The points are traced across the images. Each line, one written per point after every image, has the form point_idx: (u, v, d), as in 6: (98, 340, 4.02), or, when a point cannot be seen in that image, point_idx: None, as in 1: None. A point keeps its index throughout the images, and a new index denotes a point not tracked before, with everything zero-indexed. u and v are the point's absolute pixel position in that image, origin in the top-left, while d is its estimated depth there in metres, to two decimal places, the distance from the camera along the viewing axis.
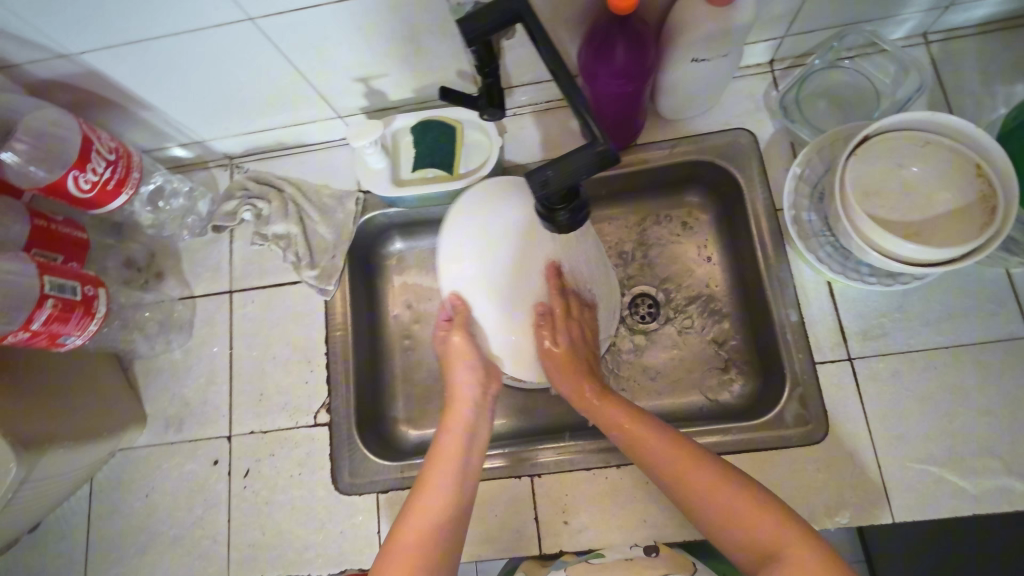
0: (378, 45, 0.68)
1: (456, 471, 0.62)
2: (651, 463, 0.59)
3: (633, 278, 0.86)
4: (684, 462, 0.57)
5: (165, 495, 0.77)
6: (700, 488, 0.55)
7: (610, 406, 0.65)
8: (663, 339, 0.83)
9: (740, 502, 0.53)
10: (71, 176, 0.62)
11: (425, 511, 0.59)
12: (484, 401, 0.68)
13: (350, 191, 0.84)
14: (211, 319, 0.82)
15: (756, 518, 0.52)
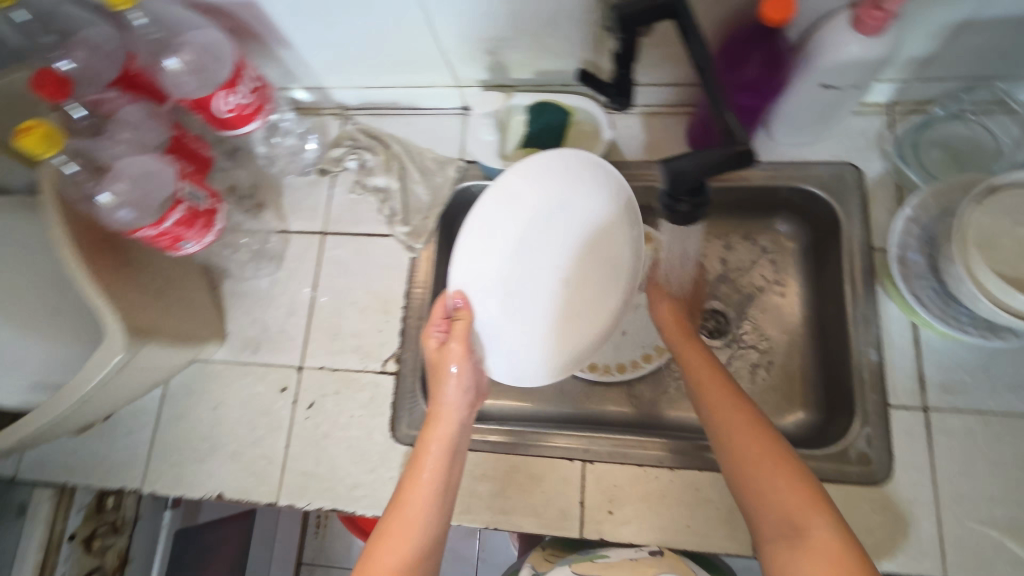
0: (518, 21, 0.70)
1: (433, 491, 0.58)
2: (711, 406, 0.64)
3: (709, 292, 0.87)
4: (743, 427, 0.60)
5: (231, 410, 0.80)
6: (748, 451, 0.58)
7: (694, 349, 0.70)
8: (729, 357, 0.84)
9: (781, 480, 0.55)
10: (220, 95, 0.67)
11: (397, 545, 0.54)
12: (469, 412, 0.65)
13: (452, 158, 0.87)
14: (301, 255, 0.86)
15: (793, 498, 0.54)
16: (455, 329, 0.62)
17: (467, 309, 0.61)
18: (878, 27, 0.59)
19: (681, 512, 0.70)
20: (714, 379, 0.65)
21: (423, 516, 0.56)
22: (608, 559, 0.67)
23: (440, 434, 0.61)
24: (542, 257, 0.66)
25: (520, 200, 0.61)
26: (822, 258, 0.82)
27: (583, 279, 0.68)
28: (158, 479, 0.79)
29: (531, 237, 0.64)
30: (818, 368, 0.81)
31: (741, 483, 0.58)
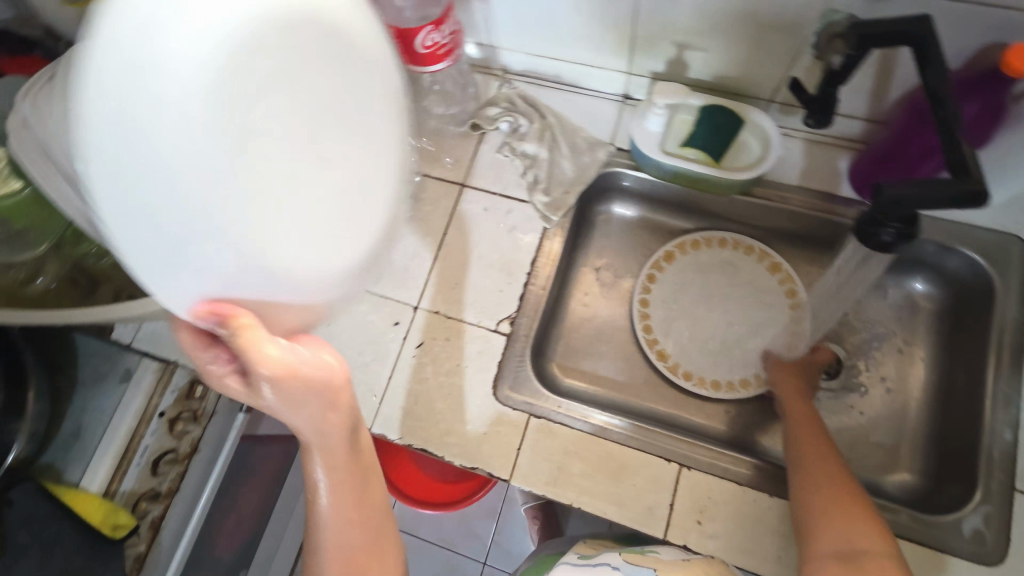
0: (722, 20, 0.70)
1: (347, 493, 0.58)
2: (805, 441, 0.66)
3: (827, 334, 0.86)
4: (823, 464, 0.63)
5: (342, 332, 0.83)
6: (821, 483, 0.61)
7: (798, 398, 0.74)
8: (837, 402, 0.82)
9: (844, 510, 0.57)
10: (425, 30, 0.68)
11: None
12: (325, 409, 0.52)
13: (603, 142, 0.87)
14: (437, 201, 0.88)
15: (851, 526, 0.56)
16: (240, 346, 0.43)
17: (230, 313, 0.41)
18: None
19: (772, 542, 0.68)
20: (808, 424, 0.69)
21: (352, 522, 0.58)
22: (659, 556, 0.67)
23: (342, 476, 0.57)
24: (277, 140, 0.42)
25: (149, 80, 0.34)
26: (962, 328, 0.79)
27: (368, 171, 0.51)
28: None
29: (220, 128, 0.38)
30: (934, 437, 0.78)
31: (803, 506, 0.60)
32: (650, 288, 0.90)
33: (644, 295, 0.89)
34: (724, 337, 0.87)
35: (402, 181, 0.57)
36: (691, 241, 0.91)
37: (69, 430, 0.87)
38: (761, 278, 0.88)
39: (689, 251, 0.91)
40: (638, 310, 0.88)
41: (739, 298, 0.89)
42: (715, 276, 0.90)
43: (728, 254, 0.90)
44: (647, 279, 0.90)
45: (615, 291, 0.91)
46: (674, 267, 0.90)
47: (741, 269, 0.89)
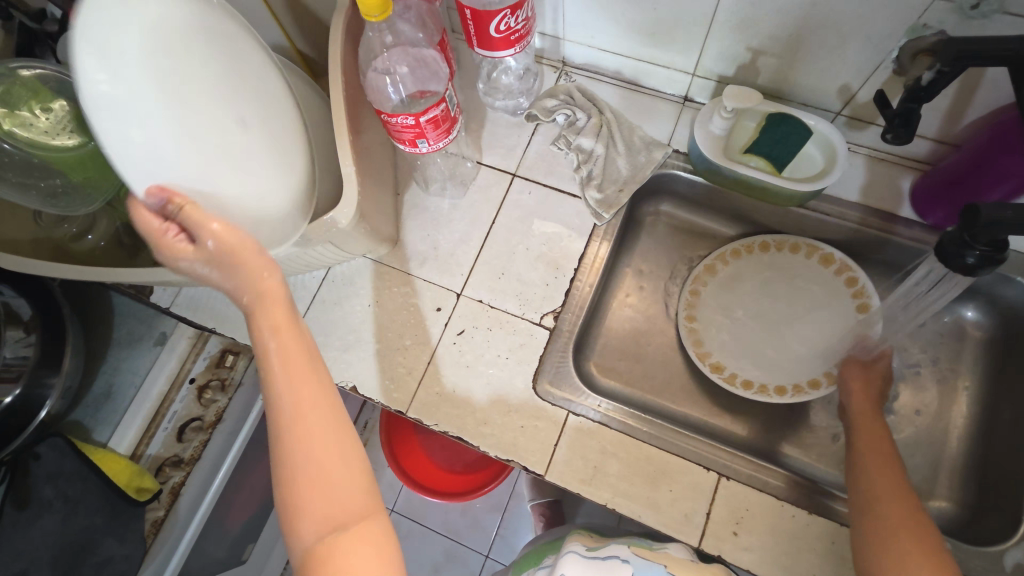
0: (802, 28, 0.69)
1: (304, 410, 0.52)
2: (873, 471, 0.64)
3: None
4: (889, 488, 0.61)
5: (384, 312, 0.82)
6: (886, 507, 0.59)
7: (870, 423, 0.70)
8: None
9: (907, 535, 0.56)
10: (503, 14, 0.67)
11: (313, 535, 0.50)
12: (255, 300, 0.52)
13: (660, 142, 0.86)
14: (487, 189, 0.87)
15: (911, 553, 0.55)
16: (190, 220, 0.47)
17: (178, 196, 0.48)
18: None
19: (810, 559, 0.67)
20: (876, 445, 0.67)
21: (316, 454, 0.52)
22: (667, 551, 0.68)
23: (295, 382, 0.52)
24: (223, 95, 0.51)
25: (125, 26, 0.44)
26: (1011, 360, 0.78)
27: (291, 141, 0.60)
28: None
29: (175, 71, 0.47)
30: (975, 468, 0.76)
31: (865, 528, 0.59)
32: (694, 301, 0.88)
33: (689, 308, 0.87)
34: (770, 348, 0.86)
35: (242, 100, 0.53)
36: (732, 250, 0.89)
37: (100, 390, 0.89)
38: (817, 275, 0.86)
39: (731, 261, 0.89)
40: (683, 323, 0.86)
41: (785, 305, 0.88)
42: (758, 286, 0.88)
43: (774, 256, 0.88)
44: (690, 293, 0.88)
45: (656, 294, 0.90)
46: (715, 280, 0.89)
47: (791, 275, 0.88)
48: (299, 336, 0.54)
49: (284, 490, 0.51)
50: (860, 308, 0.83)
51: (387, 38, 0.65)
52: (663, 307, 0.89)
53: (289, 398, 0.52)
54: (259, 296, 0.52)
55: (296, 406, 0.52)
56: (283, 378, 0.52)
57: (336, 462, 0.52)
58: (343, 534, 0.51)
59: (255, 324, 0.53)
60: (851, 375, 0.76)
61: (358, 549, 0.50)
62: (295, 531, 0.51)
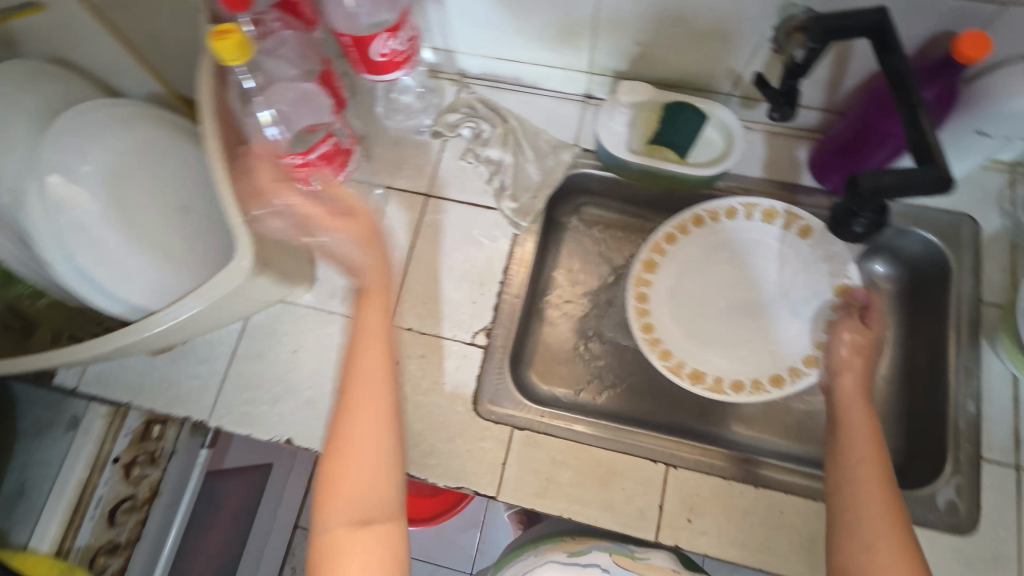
0: (681, 18, 0.70)
1: (375, 398, 0.58)
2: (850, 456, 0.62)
3: None
4: (879, 503, 0.57)
5: (312, 356, 0.79)
6: (876, 526, 0.56)
7: (860, 398, 0.68)
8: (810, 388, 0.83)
9: (890, 558, 0.54)
10: (381, 37, 0.64)
11: (337, 508, 0.55)
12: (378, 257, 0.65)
13: (568, 143, 0.86)
14: (401, 214, 0.85)
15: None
16: None
17: None
18: None
19: (761, 531, 0.69)
20: (868, 447, 0.62)
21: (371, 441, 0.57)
22: (649, 561, 0.68)
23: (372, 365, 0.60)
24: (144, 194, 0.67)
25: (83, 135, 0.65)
26: (919, 306, 0.81)
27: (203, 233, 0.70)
28: (227, 414, 0.77)
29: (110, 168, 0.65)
30: (903, 416, 0.79)
31: (847, 543, 0.57)
32: (644, 306, 0.82)
33: (643, 317, 0.81)
34: (738, 341, 0.82)
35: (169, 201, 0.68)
36: (665, 236, 0.83)
37: (12, 488, 0.81)
38: (764, 231, 0.83)
39: (667, 248, 0.84)
40: (642, 336, 0.79)
41: (738, 280, 0.84)
42: (703, 267, 0.84)
43: (708, 230, 0.84)
44: (636, 298, 0.82)
45: (588, 292, 0.89)
46: (657, 275, 0.83)
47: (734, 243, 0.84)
48: (386, 338, 0.62)
49: (329, 476, 0.57)
50: (803, 232, 0.81)
51: (254, 79, 0.62)
52: (596, 304, 0.89)
53: (363, 383, 0.59)
54: (370, 282, 0.64)
55: (365, 391, 0.59)
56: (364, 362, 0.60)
57: (382, 462, 0.57)
58: (369, 527, 0.55)
59: (361, 305, 0.64)
60: (843, 328, 0.75)
61: (371, 542, 0.54)
62: (320, 502, 0.56)
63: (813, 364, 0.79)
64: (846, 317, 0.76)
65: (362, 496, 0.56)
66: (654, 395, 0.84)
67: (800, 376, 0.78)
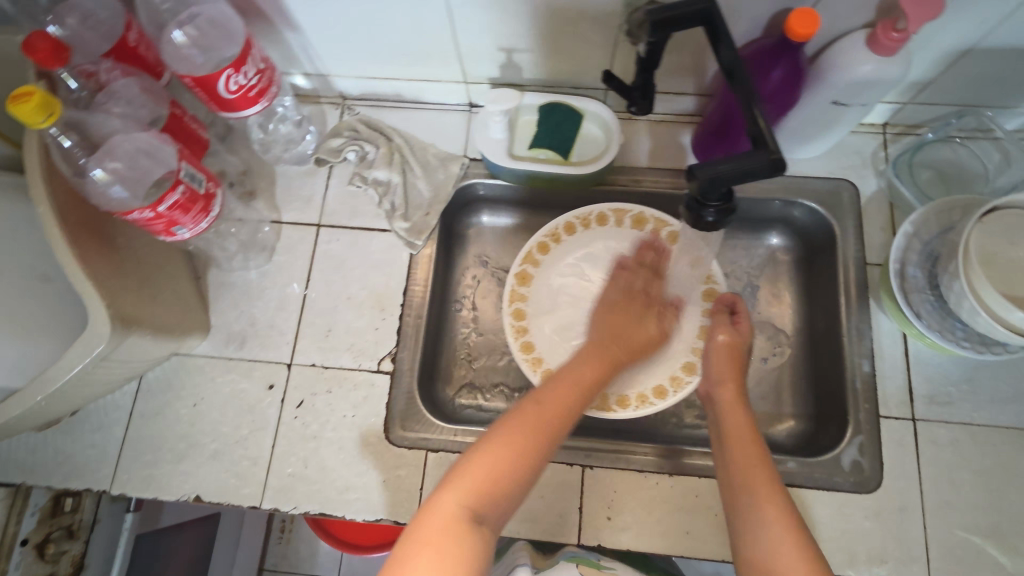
0: (538, 22, 0.69)
1: (550, 422, 0.60)
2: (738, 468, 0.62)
3: None
4: (771, 506, 0.58)
5: (213, 408, 0.76)
6: (770, 532, 0.56)
7: (740, 411, 0.68)
8: None
9: (790, 560, 0.54)
10: (225, 75, 0.62)
11: (461, 496, 0.54)
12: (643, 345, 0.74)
13: (455, 155, 0.85)
14: (293, 247, 0.82)
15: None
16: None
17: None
18: (894, 49, 0.59)
19: (680, 518, 0.70)
20: (752, 452, 0.63)
21: (519, 453, 0.57)
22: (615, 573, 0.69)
23: (554, 398, 0.62)
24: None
25: None
26: (815, 273, 0.83)
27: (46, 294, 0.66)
28: (131, 479, 0.74)
29: None
30: (811, 384, 0.80)
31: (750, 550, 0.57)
32: (521, 323, 0.82)
33: (519, 336, 0.80)
34: None
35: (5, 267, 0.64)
36: (537, 246, 0.85)
37: None
38: (634, 239, 0.84)
39: (540, 258, 0.84)
40: (521, 358, 0.79)
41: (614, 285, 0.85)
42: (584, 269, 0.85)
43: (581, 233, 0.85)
44: (513, 315, 0.82)
45: (498, 300, 0.89)
46: (533, 287, 0.84)
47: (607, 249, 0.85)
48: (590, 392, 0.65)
49: (463, 461, 0.56)
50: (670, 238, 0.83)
51: (72, 137, 0.58)
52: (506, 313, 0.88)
53: (547, 398, 0.62)
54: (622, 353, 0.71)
55: (549, 411, 0.61)
56: (556, 392, 0.63)
57: (508, 480, 0.56)
58: (465, 532, 0.52)
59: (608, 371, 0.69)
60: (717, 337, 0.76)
61: (454, 549, 0.50)
62: (454, 473, 0.56)
63: (693, 371, 0.78)
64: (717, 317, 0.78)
65: (490, 497, 0.55)
66: None
67: (682, 384, 0.78)
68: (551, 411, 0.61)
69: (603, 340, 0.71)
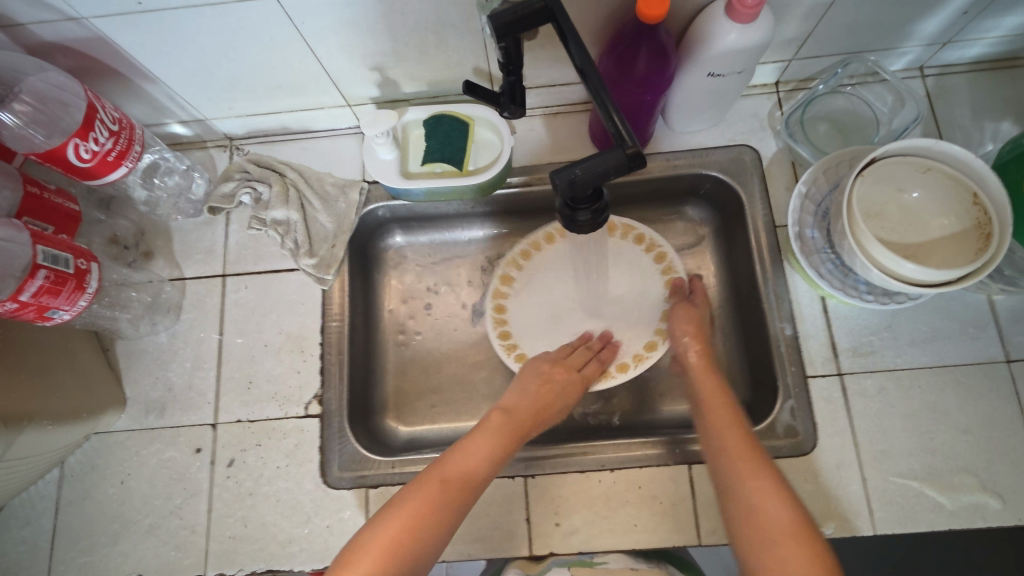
0: (400, 37, 0.67)
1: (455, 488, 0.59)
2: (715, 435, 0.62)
3: None
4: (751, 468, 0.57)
5: (142, 482, 0.74)
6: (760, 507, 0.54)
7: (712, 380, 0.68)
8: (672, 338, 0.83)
9: (773, 513, 0.53)
10: (72, 144, 0.60)
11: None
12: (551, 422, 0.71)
13: (354, 181, 0.83)
14: (201, 303, 0.80)
15: (787, 548, 0.51)
16: None
17: None
18: (751, 16, 0.58)
19: (628, 511, 0.70)
20: (728, 425, 0.62)
21: (420, 522, 0.56)
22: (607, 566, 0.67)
23: (460, 469, 0.60)
24: None
25: None
26: (732, 241, 0.82)
27: None
28: (65, 570, 0.72)
29: None
30: (745, 353, 0.80)
31: (740, 521, 0.55)
32: (502, 316, 0.82)
33: (499, 324, 0.81)
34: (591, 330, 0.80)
35: None
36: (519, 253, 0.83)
37: None
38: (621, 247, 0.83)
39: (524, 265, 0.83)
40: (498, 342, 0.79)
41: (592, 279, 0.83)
42: (560, 275, 0.83)
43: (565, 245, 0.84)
44: (495, 309, 0.82)
45: (425, 317, 0.86)
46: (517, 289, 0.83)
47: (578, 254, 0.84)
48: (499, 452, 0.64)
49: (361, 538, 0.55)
50: (638, 240, 0.82)
51: None
52: (435, 330, 0.86)
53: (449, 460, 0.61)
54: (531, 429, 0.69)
55: (454, 479, 0.59)
56: (461, 457, 0.61)
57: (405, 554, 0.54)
58: None
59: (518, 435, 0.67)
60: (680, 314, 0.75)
61: None
62: (354, 551, 0.54)
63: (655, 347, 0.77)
64: (679, 302, 0.77)
65: None
66: None
67: (643, 360, 0.77)
68: (455, 481, 0.59)
69: (512, 405, 0.68)
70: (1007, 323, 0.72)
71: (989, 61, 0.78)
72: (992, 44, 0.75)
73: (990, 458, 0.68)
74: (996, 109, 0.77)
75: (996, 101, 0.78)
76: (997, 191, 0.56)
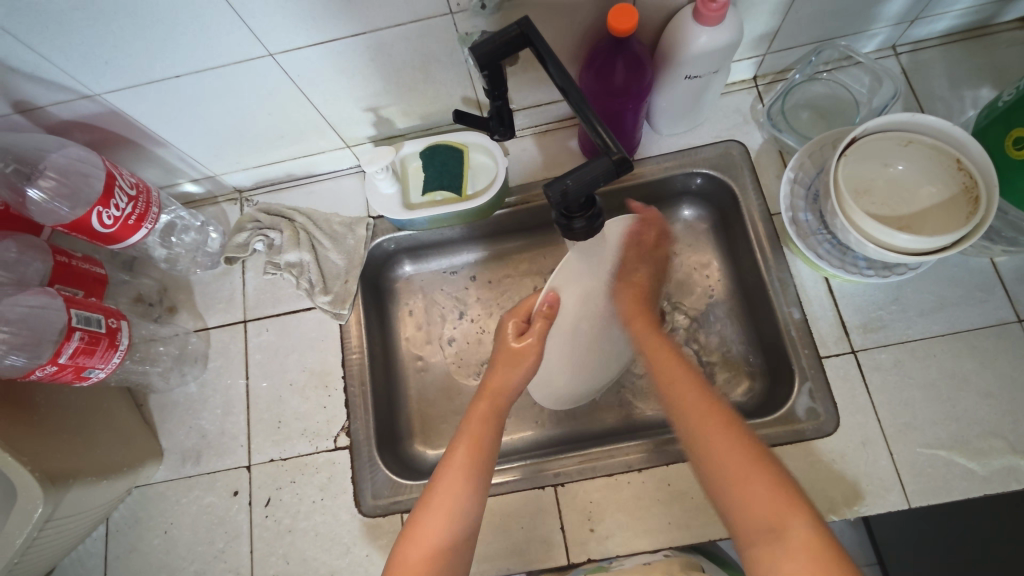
0: (389, 77, 0.71)
1: (465, 486, 0.58)
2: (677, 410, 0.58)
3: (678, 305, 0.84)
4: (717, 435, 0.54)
5: (184, 530, 0.76)
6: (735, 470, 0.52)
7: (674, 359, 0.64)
8: (699, 334, 0.83)
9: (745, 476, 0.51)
10: (95, 212, 0.64)
11: None
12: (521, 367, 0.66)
13: (359, 218, 0.86)
14: (226, 350, 0.83)
15: (762, 503, 0.49)
16: None
17: None
18: (718, 18, 0.60)
19: (659, 512, 0.70)
20: (692, 396, 0.58)
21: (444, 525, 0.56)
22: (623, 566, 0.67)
23: (458, 464, 0.59)
24: None
25: None
26: (731, 235, 0.84)
27: None
28: None
29: None
30: (758, 341, 0.81)
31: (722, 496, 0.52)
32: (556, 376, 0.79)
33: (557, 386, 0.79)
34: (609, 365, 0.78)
35: None
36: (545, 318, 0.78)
37: None
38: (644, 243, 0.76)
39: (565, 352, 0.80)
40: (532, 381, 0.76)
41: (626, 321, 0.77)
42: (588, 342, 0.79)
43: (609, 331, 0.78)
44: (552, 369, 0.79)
45: (442, 342, 0.88)
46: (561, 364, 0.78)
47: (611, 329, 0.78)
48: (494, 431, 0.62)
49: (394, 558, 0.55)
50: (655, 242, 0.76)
51: None
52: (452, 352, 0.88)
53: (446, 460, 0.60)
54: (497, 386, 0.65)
55: (456, 475, 0.58)
56: (457, 452, 0.60)
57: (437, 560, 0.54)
58: None
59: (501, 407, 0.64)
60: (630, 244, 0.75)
61: None
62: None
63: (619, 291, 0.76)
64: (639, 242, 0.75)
65: None
66: (541, 416, 0.82)
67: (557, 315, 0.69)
68: (457, 475, 0.58)
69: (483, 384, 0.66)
70: (1013, 283, 0.72)
71: (959, 32, 0.80)
72: (959, 16, 0.77)
73: (1015, 419, 0.68)
74: (972, 78, 0.79)
75: (971, 70, 0.79)
76: (980, 156, 0.58)
